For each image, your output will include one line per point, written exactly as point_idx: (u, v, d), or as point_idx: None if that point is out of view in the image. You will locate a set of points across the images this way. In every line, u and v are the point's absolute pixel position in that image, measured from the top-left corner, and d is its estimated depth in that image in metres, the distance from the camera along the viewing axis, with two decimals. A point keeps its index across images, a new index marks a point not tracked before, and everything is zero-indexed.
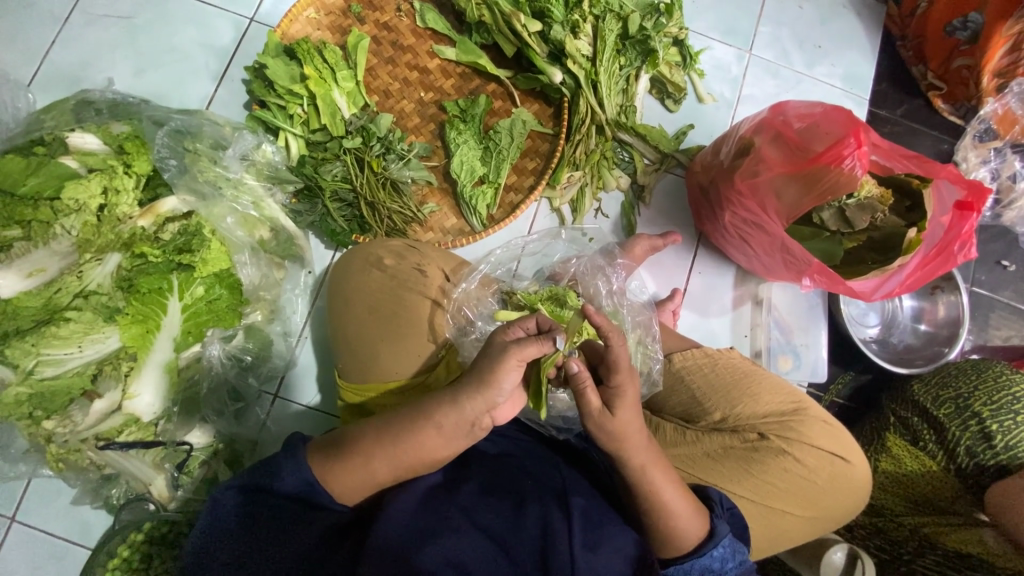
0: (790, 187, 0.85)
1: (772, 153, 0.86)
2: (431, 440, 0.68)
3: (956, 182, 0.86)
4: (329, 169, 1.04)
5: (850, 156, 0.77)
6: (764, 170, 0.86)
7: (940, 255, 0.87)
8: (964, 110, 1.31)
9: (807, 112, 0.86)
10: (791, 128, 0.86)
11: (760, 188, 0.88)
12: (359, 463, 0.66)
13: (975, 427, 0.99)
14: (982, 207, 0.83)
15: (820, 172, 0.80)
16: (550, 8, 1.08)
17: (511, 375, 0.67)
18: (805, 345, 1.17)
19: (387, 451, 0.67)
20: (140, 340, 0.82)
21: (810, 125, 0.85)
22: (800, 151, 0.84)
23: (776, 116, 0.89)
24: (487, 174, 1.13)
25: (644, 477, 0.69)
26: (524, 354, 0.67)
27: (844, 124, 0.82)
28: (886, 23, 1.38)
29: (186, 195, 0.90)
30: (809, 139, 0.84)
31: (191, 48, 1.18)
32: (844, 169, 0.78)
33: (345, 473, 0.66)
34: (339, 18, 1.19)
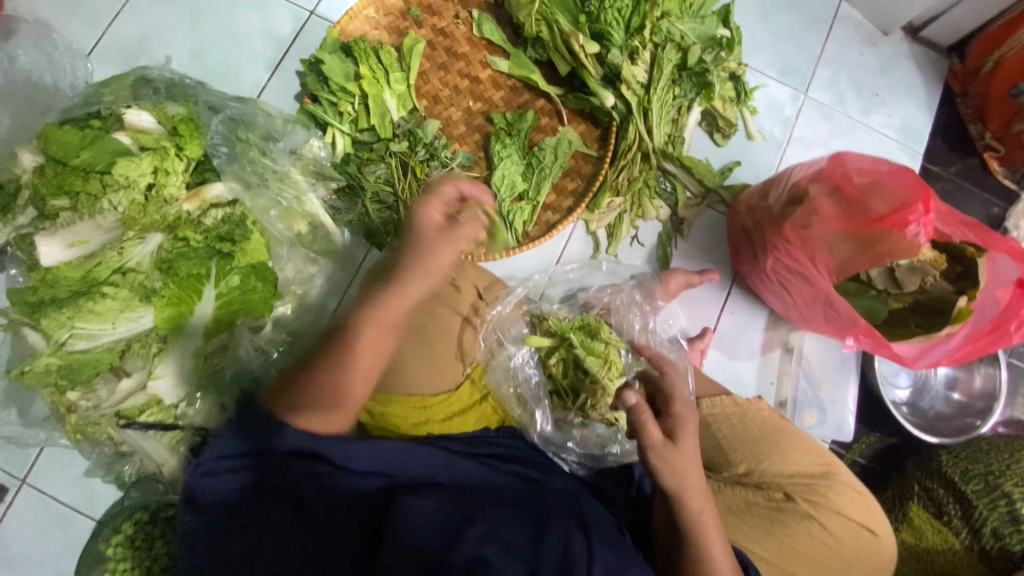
0: (844, 243, 0.83)
1: (829, 206, 0.84)
2: (372, 337, 0.76)
3: (1015, 261, 0.85)
4: (373, 171, 1.04)
5: (915, 222, 0.77)
6: (817, 223, 0.84)
7: (993, 332, 0.87)
8: (1020, 175, 1.27)
9: (869, 168, 0.84)
10: (850, 182, 0.84)
11: (811, 240, 0.85)
12: (323, 383, 0.74)
13: (1004, 508, 0.95)
14: None
15: (880, 235, 0.80)
16: (611, 31, 1.07)
17: (446, 251, 0.80)
18: (832, 401, 1.15)
19: (343, 368, 0.75)
20: (171, 325, 0.83)
21: (871, 181, 0.83)
22: (858, 209, 0.82)
23: (834, 167, 0.86)
24: (527, 191, 1.14)
25: (698, 523, 0.70)
26: (456, 235, 0.80)
27: (907, 187, 0.81)
28: (948, 78, 1.35)
29: (232, 182, 0.90)
30: (869, 197, 0.82)
31: (250, 34, 1.19)
32: (908, 234, 0.78)
33: (318, 408, 0.73)
34: (397, 20, 1.20)
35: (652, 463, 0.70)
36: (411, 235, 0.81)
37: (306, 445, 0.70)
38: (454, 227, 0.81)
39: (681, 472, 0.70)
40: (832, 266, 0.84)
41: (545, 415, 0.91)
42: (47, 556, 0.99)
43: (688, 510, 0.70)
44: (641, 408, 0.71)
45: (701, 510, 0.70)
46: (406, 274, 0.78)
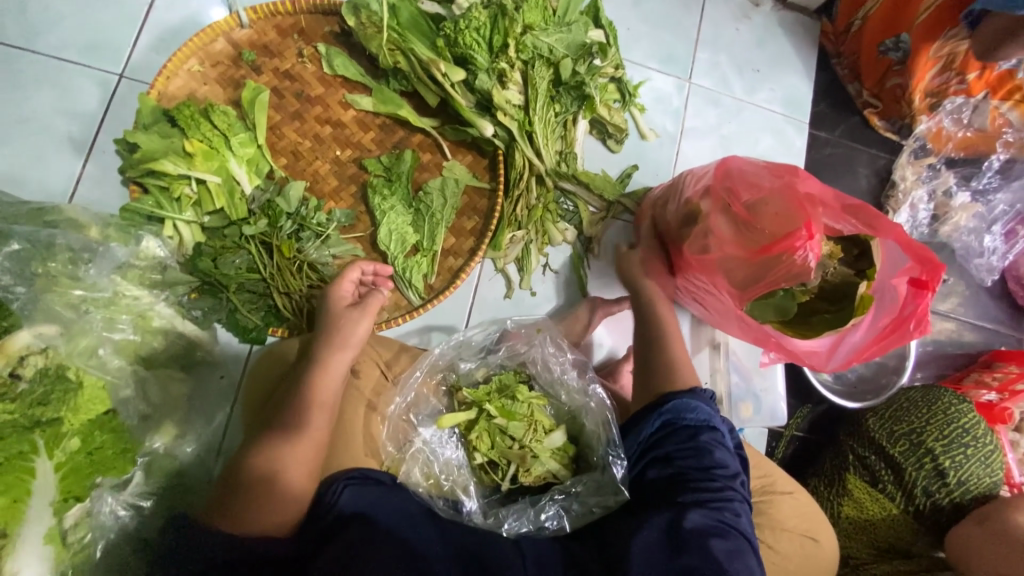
0: (740, 267, 0.81)
1: (722, 227, 0.82)
2: (299, 450, 0.69)
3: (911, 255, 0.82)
4: (231, 261, 0.89)
5: (802, 247, 0.73)
6: (715, 247, 0.83)
7: (895, 329, 0.84)
8: (899, 126, 1.31)
9: (756, 184, 0.82)
10: (738, 201, 0.81)
11: (711, 263, 0.84)
12: (268, 479, 0.66)
13: (930, 465, 1.01)
14: (937, 286, 0.81)
15: (774, 260, 0.76)
16: (472, 54, 0.96)
17: (357, 323, 0.82)
18: (765, 389, 1.15)
19: (264, 495, 0.64)
20: (5, 516, 0.67)
21: (759, 198, 0.81)
22: (750, 229, 0.80)
23: (721, 182, 0.84)
24: (421, 242, 1.03)
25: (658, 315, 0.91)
26: (370, 304, 0.85)
27: (791, 203, 0.78)
28: (821, 40, 1.35)
29: (46, 326, 0.74)
30: (759, 216, 0.80)
31: (49, 116, 0.98)
32: (797, 259, 0.73)
33: (259, 509, 0.63)
34: (229, 69, 1.03)
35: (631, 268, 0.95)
36: (323, 324, 0.83)
37: (267, 473, 0.66)
38: (362, 302, 0.85)
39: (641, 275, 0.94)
40: (734, 288, 0.82)
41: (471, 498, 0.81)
42: None
43: (649, 299, 0.92)
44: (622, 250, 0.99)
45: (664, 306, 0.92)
46: (322, 350, 0.79)
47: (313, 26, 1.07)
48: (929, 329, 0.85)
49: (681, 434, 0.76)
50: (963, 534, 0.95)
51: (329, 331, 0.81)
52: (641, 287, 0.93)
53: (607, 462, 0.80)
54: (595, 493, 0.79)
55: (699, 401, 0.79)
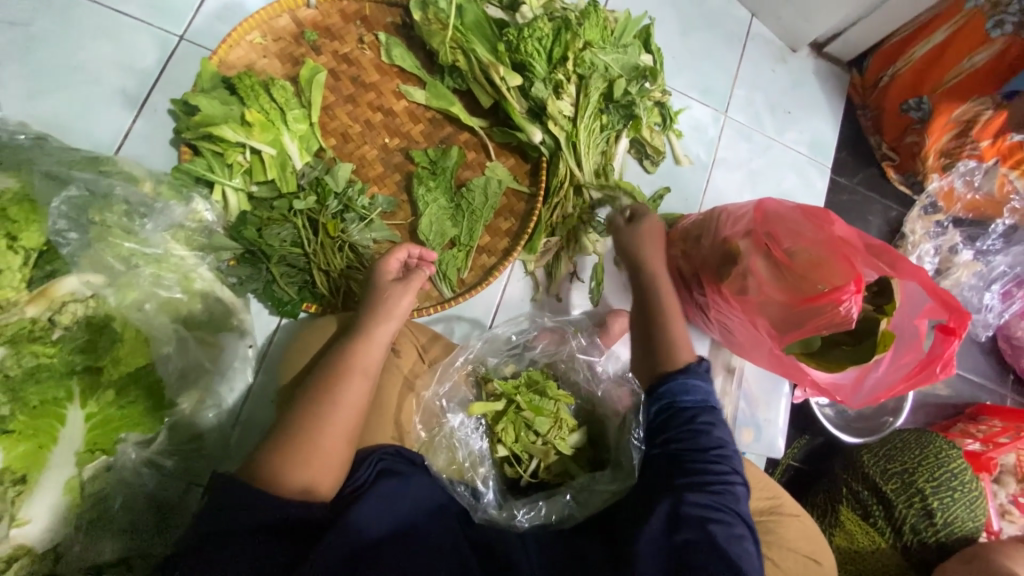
0: (780, 310, 0.83)
1: (763, 270, 0.84)
2: (335, 417, 0.69)
3: (934, 298, 0.87)
4: (276, 233, 0.90)
5: (848, 299, 0.75)
6: (755, 288, 0.85)
7: (921, 369, 0.88)
8: (912, 181, 1.38)
9: (797, 231, 0.85)
10: (780, 246, 0.85)
11: (750, 302, 0.86)
12: (304, 440, 0.66)
13: (920, 504, 1.05)
14: (963, 333, 0.85)
15: (819, 309, 0.78)
16: (532, 62, 0.99)
17: (399, 294, 0.84)
18: (766, 420, 1.19)
19: (303, 454, 0.65)
20: (29, 461, 0.68)
21: (800, 245, 0.84)
22: (790, 274, 0.83)
23: (762, 227, 0.87)
24: (458, 236, 1.05)
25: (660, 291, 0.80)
26: (414, 285, 0.85)
27: (832, 253, 0.82)
28: (849, 91, 1.42)
29: (91, 274, 0.74)
30: (800, 263, 0.83)
31: (103, 67, 0.98)
32: (841, 310, 0.75)
33: (302, 471, 0.64)
34: (290, 46, 1.04)
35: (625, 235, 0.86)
36: (370, 296, 0.84)
37: (302, 436, 0.66)
38: (407, 279, 0.86)
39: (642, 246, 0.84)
40: (772, 329, 0.84)
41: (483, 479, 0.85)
42: None
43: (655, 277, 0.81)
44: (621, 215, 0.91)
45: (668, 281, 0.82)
46: (366, 319, 0.80)
47: (376, 15, 1.09)
48: (951, 368, 0.89)
49: (681, 417, 0.70)
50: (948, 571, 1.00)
51: (374, 303, 0.82)
52: (642, 255, 0.83)
53: (629, 448, 0.81)
54: (612, 480, 0.80)
55: (697, 378, 0.73)
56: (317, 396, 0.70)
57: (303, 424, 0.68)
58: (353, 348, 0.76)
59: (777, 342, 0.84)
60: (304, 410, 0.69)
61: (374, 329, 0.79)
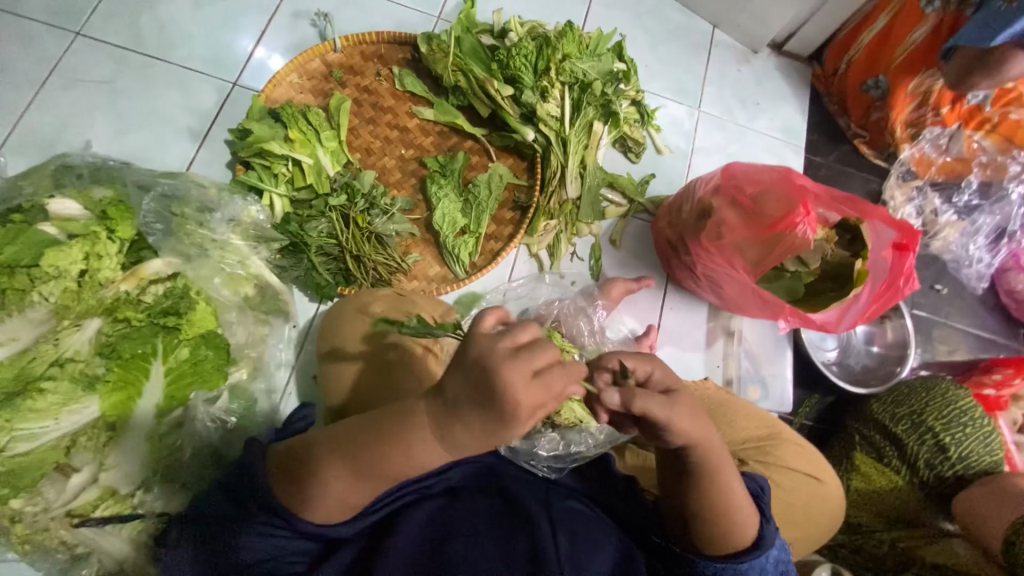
0: (752, 247, 0.95)
1: (732, 216, 0.96)
2: (349, 487, 0.63)
3: (889, 225, 0.96)
4: (314, 226, 1.06)
5: (802, 222, 0.88)
6: (727, 232, 0.97)
7: (888, 289, 0.97)
8: (887, 154, 1.49)
9: (757, 179, 0.97)
10: (744, 193, 0.97)
11: (726, 247, 0.98)
12: (316, 489, 0.63)
13: (932, 441, 1.09)
14: (916, 247, 0.94)
15: (779, 236, 0.91)
16: (520, 75, 1.18)
17: (493, 426, 0.55)
18: (772, 375, 1.25)
19: (316, 499, 0.63)
20: (119, 408, 0.81)
21: (761, 189, 0.95)
22: (756, 215, 0.95)
23: (729, 182, 0.99)
24: (468, 225, 1.20)
25: (710, 468, 0.68)
26: (521, 403, 0.55)
27: (788, 190, 0.94)
28: (812, 81, 1.57)
29: (172, 257, 0.90)
30: (762, 204, 0.94)
31: (173, 110, 1.21)
32: (798, 233, 0.88)
33: (314, 508, 0.64)
34: (320, 83, 1.26)
35: (658, 419, 0.65)
36: (451, 403, 0.56)
37: (308, 476, 0.64)
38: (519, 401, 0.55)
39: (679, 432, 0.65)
40: (747, 265, 0.96)
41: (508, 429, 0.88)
42: None
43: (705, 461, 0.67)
44: (625, 390, 0.66)
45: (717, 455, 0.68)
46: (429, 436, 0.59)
47: (390, 53, 1.31)
48: (915, 285, 0.98)
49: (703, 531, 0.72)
50: (963, 503, 1.03)
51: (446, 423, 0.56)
52: (691, 440, 0.66)
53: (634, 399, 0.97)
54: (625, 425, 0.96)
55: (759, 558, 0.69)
56: (341, 450, 0.63)
57: (321, 473, 0.64)
58: (414, 447, 0.60)
59: (753, 276, 0.97)
60: (328, 465, 0.63)
61: (453, 435, 0.58)
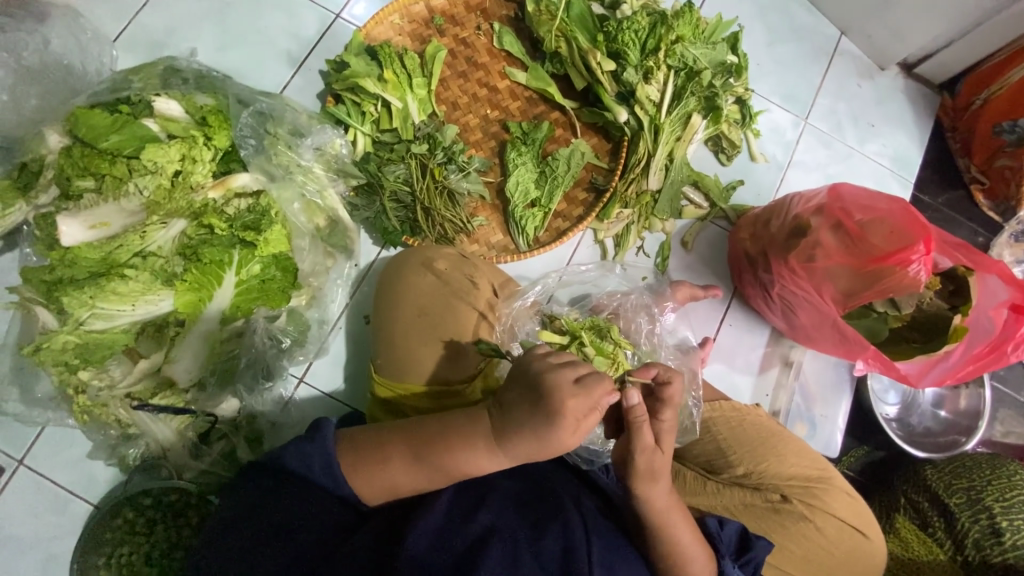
0: (847, 278, 0.88)
1: (831, 241, 0.89)
2: (403, 474, 0.68)
3: (1008, 282, 0.88)
4: (393, 170, 1.06)
5: (917, 261, 0.81)
6: (821, 257, 0.90)
7: (992, 352, 0.90)
8: (1003, 208, 1.34)
9: (868, 206, 0.90)
10: (851, 218, 0.89)
11: (816, 272, 0.91)
12: (377, 467, 0.68)
13: (985, 521, 1.00)
14: None
15: (884, 271, 0.84)
16: (627, 51, 1.12)
17: (557, 443, 0.66)
18: (823, 417, 1.18)
19: (377, 478, 0.68)
20: (192, 308, 0.84)
21: (871, 218, 0.89)
22: (859, 244, 0.88)
23: (835, 202, 0.92)
24: (540, 198, 1.17)
25: (667, 516, 0.73)
26: (586, 424, 0.68)
27: (904, 223, 0.87)
28: (937, 113, 1.43)
29: (258, 174, 0.92)
30: (869, 234, 0.88)
31: (275, 31, 1.22)
32: (909, 272, 0.82)
33: (371, 482, 0.68)
34: (420, 28, 1.24)
35: (635, 463, 0.72)
36: (518, 411, 0.67)
37: (375, 452, 0.69)
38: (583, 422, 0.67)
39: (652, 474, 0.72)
40: (836, 295, 0.90)
41: None
42: (37, 541, 0.95)
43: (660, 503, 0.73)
44: (640, 410, 0.71)
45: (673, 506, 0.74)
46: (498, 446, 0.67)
47: (494, 8, 1.27)
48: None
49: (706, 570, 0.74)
50: None
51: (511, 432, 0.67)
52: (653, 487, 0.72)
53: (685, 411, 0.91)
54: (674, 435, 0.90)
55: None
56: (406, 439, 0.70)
57: (387, 452, 0.69)
58: (474, 446, 0.68)
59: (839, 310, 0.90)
60: (394, 449, 0.69)
61: (507, 442, 0.67)
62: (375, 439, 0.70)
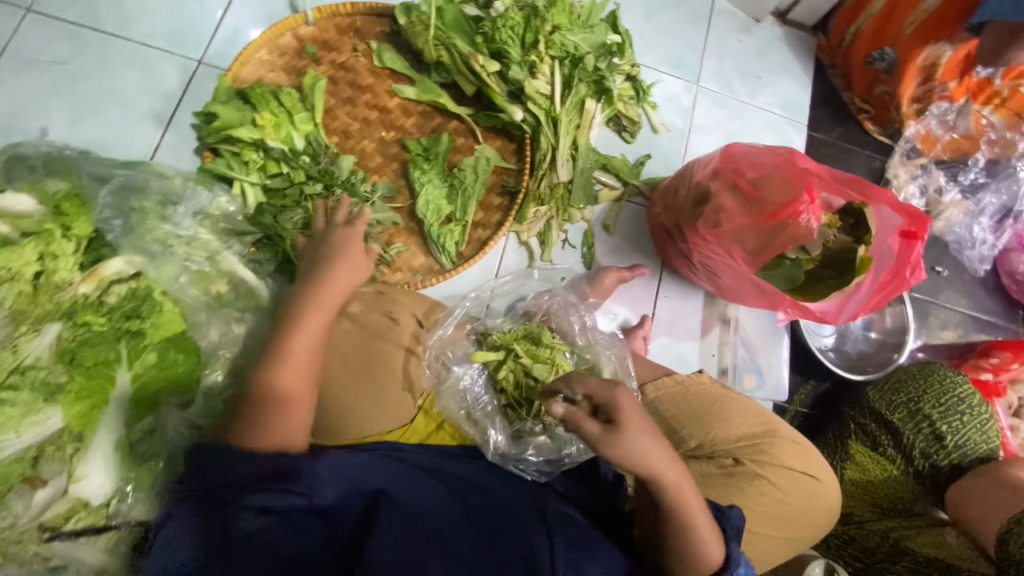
0: (753, 237, 0.89)
1: (732, 203, 0.91)
2: (284, 376, 0.76)
3: (896, 209, 0.92)
4: (290, 216, 0.98)
5: (805, 211, 0.83)
6: (725, 221, 0.91)
7: (894, 280, 0.92)
8: (891, 131, 1.43)
9: (758, 163, 0.92)
10: (744, 178, 0.92)
11: (724, 236, 0.92)
12: (256, 402, 0.73)
13: (929, 430, 1.07)
14: (925, 235, 0.89)
15: (782, 225, 0.85)
16: (507, 49, 1.10)
17: (349, 261, 0.90)
18: (768, 364, 1.23)
19: (271, 404, 0.74)
20: (84, 418, 0.78)
21: (762, 175, 0.91)
22: (757, 203, 0.90)
23: (728, 165, 0.94)
24: (454, 213, 1.14)
25: (677, 489, 0.68)
26: (364, 221, 0.95)
27: (791, 175, 0.89)
28: (818, 53, 1.49)
29: (134, 255, 0.86)
30: (763, 191, 0.90)
31: (134, 92, 1.12)
32: (801, 223, 0.83)
33: (258, 419, 0.72)
34: (293, 59, 1.17)
35: (606, 456, 0.66)
36: (308, 271, 0.88)
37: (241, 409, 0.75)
38: (352, 221, 0.95)
39: (637, 455, 0.65)
40: (745, 256, 0.91)
41: (496, 428, 0.91)
42: None
43: (665, 479, 0.68)
44: (571, 416, 0.67)
45: (677, 480, 0.68)
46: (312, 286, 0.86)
47: (367, 26, 1.22)
48: (925, 275, 0.92)
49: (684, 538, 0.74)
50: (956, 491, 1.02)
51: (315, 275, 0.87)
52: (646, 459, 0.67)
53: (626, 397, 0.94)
54: None
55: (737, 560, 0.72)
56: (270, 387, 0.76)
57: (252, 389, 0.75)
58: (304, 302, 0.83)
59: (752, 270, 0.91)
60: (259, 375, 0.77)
61: (327, 274, 0.87)
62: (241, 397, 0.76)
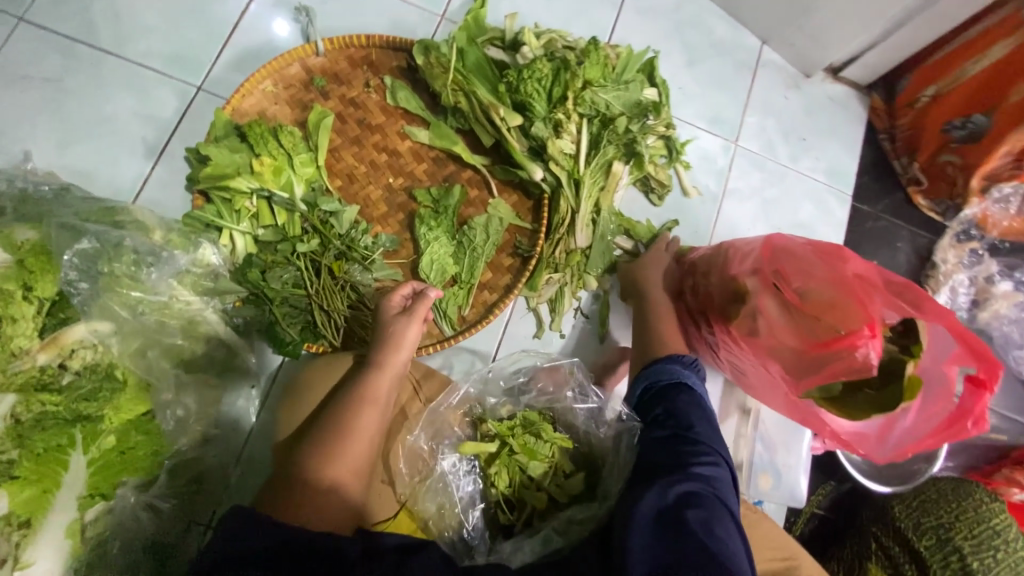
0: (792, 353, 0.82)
1: (773, 310, 0.83)
2: (352, 446, 0.75)
3: (967, 351, 0.82)
4: (279, 275, 0.93)
5: (864, 344, 0.74)
6: (764, 328, 0.84)
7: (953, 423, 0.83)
8: (946, 207, 1.29)
9: (807, 270, 0.83)
10: (790, 285, 0.83)
11: (760, 343, 0.85)
12: (306, 487, 0.70)
13: (957, 565, 0.96)
14: (994, 387, 0.81)
15: (833, 354, 0.76)
16: (531, 102, 0.99)
17: (411, 333, 0.88)
18: (788, 465, 1.13)
19: (322, 481, 0.71)
20: (32, 505, 0.68)
21: (810, 285, 0.82)
22: (802, 317, 0.81)
23: (772, 265, 0.85)
24: (460, 274, 1.05)
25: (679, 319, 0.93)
26: (420, 314, 0.89)
27: (844, 289, 0.80)
28: (870, 116, 1.37)
29: (102, 322, 0.77)
30: (812, 304, 0.81)
31: (127, 118, 1.04)
32: (858, 356, 0.74)
33: (301, 495, 0.69)
34: (300, 92, 1.08)
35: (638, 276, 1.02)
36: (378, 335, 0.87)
37: (294, 475, 0.71)
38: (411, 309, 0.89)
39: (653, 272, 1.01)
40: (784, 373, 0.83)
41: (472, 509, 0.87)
42: None
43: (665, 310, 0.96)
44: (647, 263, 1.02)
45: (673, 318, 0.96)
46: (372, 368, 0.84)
47: (383, 60, 1.12)
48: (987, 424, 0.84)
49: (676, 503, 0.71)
50: None
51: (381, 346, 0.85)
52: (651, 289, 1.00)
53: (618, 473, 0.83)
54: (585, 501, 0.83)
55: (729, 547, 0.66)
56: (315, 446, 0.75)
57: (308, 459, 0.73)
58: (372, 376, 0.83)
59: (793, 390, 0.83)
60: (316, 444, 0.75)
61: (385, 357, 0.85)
62: (293, 467, 0.72)
